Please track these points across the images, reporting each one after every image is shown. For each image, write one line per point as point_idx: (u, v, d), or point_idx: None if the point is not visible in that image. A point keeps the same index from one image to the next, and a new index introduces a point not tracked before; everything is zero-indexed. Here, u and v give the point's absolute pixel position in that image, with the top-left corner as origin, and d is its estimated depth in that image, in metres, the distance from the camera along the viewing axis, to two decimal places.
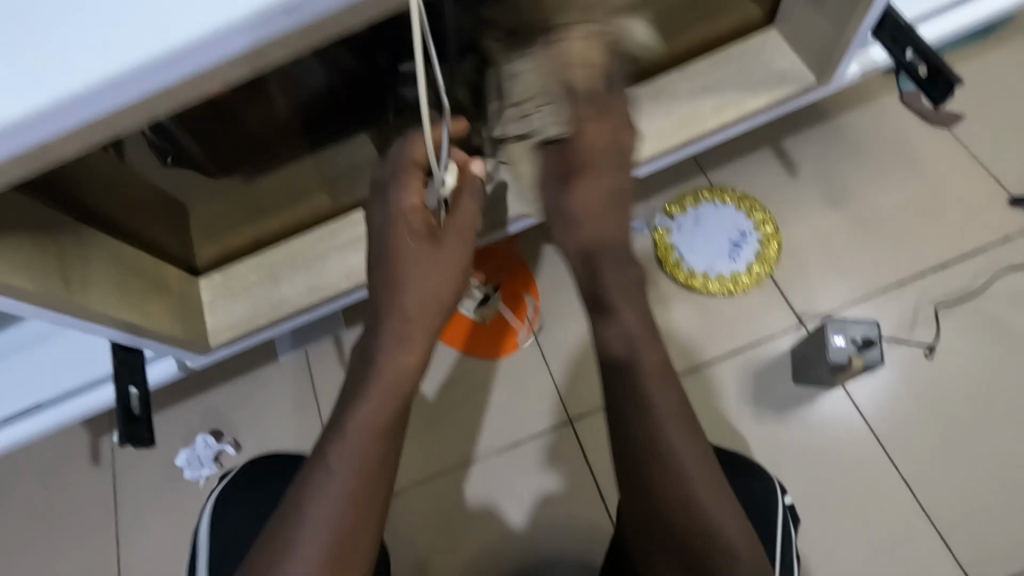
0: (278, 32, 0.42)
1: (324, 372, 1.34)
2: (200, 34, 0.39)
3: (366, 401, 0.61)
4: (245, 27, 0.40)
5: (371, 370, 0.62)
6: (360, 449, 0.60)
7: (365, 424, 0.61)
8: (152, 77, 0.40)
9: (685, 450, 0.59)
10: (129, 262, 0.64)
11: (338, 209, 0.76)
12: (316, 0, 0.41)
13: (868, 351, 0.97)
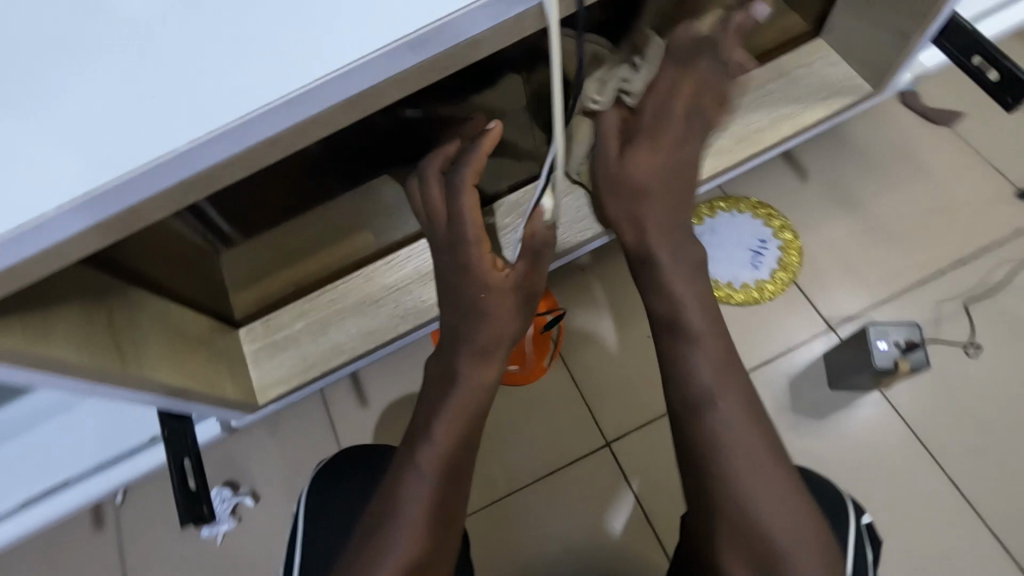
0: (392, 73, 0.37)
1: (343, 411, 1.28)
2: (311, 78, 0.34)
3: (448, 415, 0.60)
4: (359, 68, 0.35)
5: (456, 386, 0.61)
6: (451, 456, 0.59)
7: (451, 437, 0.60)
8: (253, 127, 0.35)
9: (743, 458, 0.60)
10: (176, 318, 0.59)
11: (380, 247, 0.71)
12: (445, 33, 0.36)
13: (913, 353, 0.97)
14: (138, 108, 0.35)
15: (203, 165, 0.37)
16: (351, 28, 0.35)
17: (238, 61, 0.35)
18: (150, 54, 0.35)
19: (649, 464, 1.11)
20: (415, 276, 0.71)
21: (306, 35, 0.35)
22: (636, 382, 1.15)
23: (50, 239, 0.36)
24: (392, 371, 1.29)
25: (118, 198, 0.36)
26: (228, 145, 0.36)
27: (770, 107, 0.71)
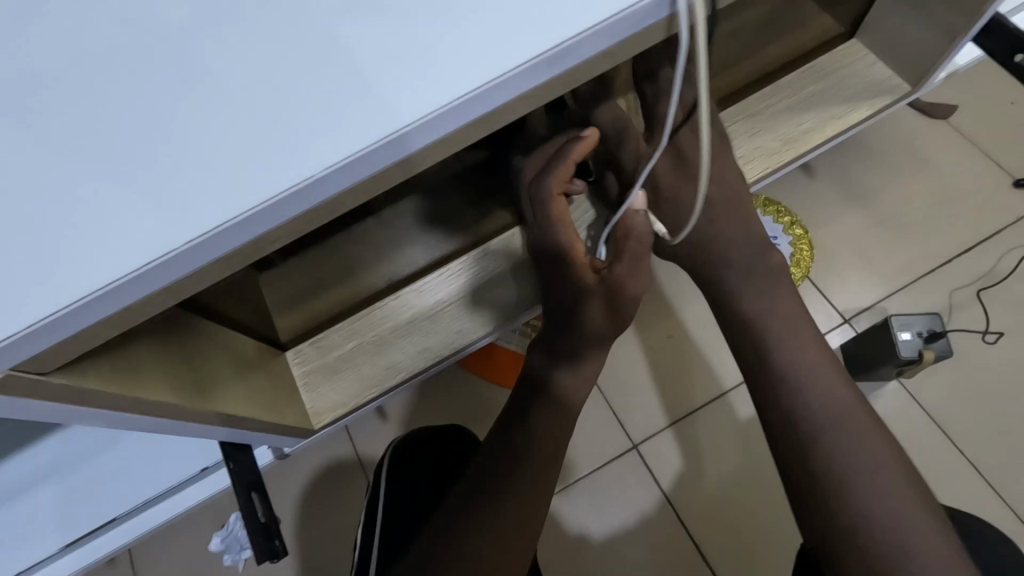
0: (517, 93, 0.36)
1: (363, 429, 1.20)
2: (442, 102, 0.34)
3: (551, 401, 0.64)
4: (490, 91, 0.34)
5: (556, 375, 0.65)
6: (549, 437, 0.64)
7: (551, 422, 0.64)
8: (380, 152, 0.34)
9: (846, 436, 0.62)
10: (238, 346, 0.57)
11: (429, 259, 0.68)
12: (581, 47, 0.35)
13: (936, 342, 0.99)
14: (262, 138, 0.33)
15: (329, 192, 0.35)
16: (480, 52, 0.34)
17: (365, 90, 0.34)
18: (274, 81, 0.34)
19: (679, 461, 1.12)
20: (470, 288, 0.67)
21: (435, 58, 0.34)
22: (664, 382, 1.15)
23: (165, 278, 0.34)
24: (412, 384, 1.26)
25: (244, 230, 0.34)
26: (355, 172, 0.35)
27: (818, 105, 0.71)
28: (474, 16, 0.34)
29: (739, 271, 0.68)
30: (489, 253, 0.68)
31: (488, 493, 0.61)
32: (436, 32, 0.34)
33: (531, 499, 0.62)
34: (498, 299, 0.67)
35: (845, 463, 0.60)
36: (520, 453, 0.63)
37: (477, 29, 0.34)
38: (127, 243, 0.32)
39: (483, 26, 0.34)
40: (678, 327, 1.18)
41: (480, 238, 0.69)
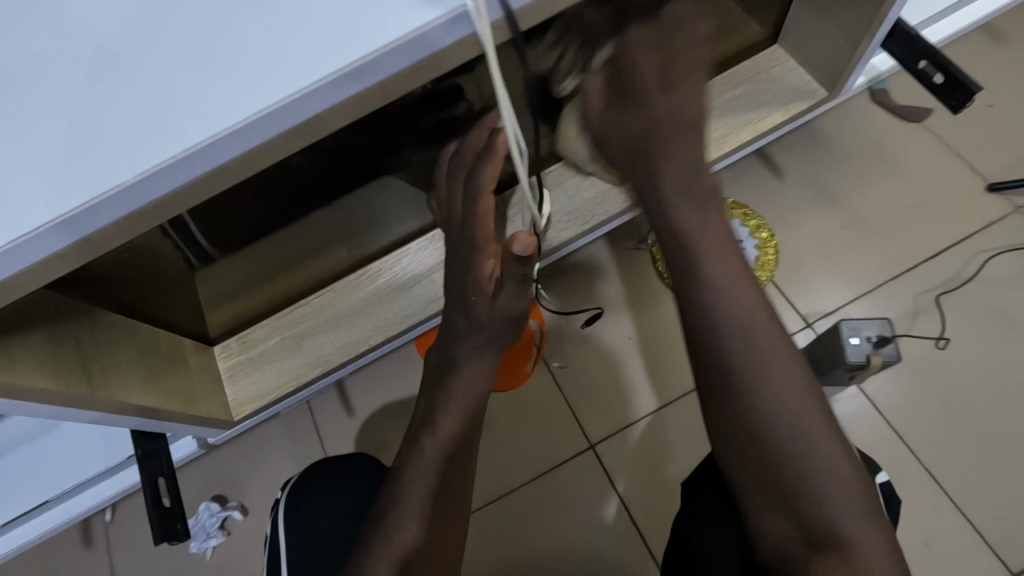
0: (323, 109, 0.38)
1: (328, 421, 1.28)
2: (241, 118, 0.36)
3: (454, 403, 0.68)
4: (286, 107, 0.37)
5: (456, 374, 0.69)
6: (454, 437, 0.66)
7: (452, 420, 0.67)
8: (263, 128, 0.37)
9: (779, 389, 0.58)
10: (148, 338, 0.60)
11: (355, 261, 0.74)
12: (385, 61, 0.36)
13: (884, 348, 0.98)
14: (135, 125, 0.37)
15: (219, 162, 0.38)
16: (276, 70, 0.36)
17: (242, 76, 0.37)
18: (177, 57, 0.37)
19: (636, 464, 1.12)
20: (390, 288, 0.73)
21: (235, 77, 0.36)
22: (619, 383, 1.17)
23: (78, 232, 0.38)
24: (377, 380, 1.28)
25: (139, 194, 0.38)
26: (172, 180, 0.38)
27: (735, 110, 0.72)
28: (272, 40, 0.37)
29: (694, 249, 0.62)
30: (408, 255, 0.74)
31: (393, 488, 0.64)
32: (238, 55, 0.37)
33: (438, 497, 0.63)
34: (417, 298, 0.72)
35: (785, 460, 0.57)
36: (424, 453, 0.65)
37: (276, 52, 0.37)
38: (40, 198, 0.36)
39: (282, 48, 0.36)
40: (637, 329, 1.19)
41: (402, 241, 0.75)
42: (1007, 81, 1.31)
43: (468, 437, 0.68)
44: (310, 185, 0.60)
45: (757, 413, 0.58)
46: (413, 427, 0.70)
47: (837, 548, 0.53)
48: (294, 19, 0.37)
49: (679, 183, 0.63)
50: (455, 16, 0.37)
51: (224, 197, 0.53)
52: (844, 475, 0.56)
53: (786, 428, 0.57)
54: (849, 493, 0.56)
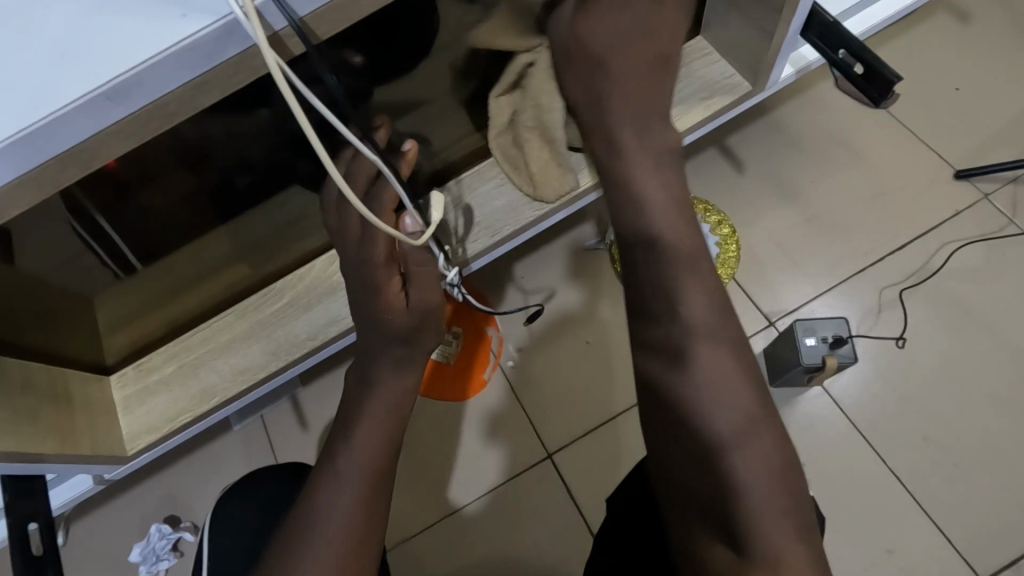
0: (86, 136, 0.32)
1: (282, 434, 1.23)
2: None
3: (366, 424, 0.62)
4: (29, 138, 0.30)
5: (375, 391, 0.63)
6: (367, 463, 0.60)
7: (364, 444, 0.61)
8: (19, 153, 0.31)
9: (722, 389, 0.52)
10: (17, 375, 0.57)
11: (257, 280, 0.71)
12: (150, 83, 0.31)
13: (840, 348, 0.95)
14: None
15: None
16: (6, 95, 0.29)
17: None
18: None
19: (591, 470, 1.11)
20: (291, 306, 0.70)
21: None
22: (575, 391, 1.14)
23: None
24: (331, 392, 1.24)
25: None
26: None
27: None
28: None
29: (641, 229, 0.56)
30: (313, 271, 0.71)
31: (298, 518, 0.59)
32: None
33: (346, 528, 0.58)
34: (320, 317, 0.69)
35: (715, 463, 0.51)
36: (334, 480, 0.60)
37: (4, 70, 0.30)
38: None
39: (13, 66, 0.30)
40: (593, 333, 1.16)
41: (308, 257, 0.72)
42: (975, 63, 1.26)
43: (384, 460, 0.62)
44: (206, 194, 0.58)
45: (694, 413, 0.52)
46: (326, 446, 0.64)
47: (762, 565, 0.48)
48: (21, 28, 0.30)
49: (628, 163, 0.58)
50: (226, 22, 0.30)
51: (110, 202, 0.52)
52: (780, 480, 0.51)
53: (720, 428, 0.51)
54: (784, 509, 0.50)
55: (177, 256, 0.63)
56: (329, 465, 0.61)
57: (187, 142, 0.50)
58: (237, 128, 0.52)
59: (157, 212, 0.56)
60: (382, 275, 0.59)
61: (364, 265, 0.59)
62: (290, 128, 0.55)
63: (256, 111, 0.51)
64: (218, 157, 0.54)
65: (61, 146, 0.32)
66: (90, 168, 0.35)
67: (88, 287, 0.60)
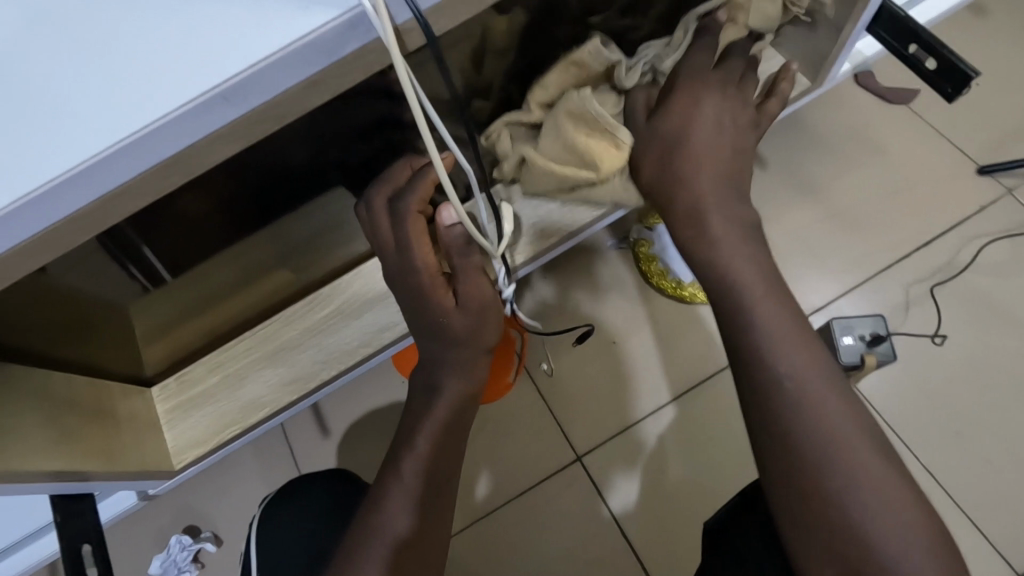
0: (195, 139, 0.30)
1: (304, 441, 1.18)
2: (76, 163, 0.28)
3: (427, 435, 0.60)
4: (141, 142, 0.28)
5: (436, 401, 0.61)
6: (427, 475, 0.59)
7: (424, 456, 0.59)
8: (119, 160, 0.29)
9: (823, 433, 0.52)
10: (64, 388, 0.55)
11: (301, 287, 0.69)
12: (261, 83, 0.29)
13: (878, 346, 0.94)
14: None
15: (73, 206, 0.30)
16: (118, 100, 0.28)
17: (83, 94, 0.28)
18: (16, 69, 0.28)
19: (623, 472, 1.09)
20: (341, 314, 0.68)
21: (63, 112, 0.28)
22: (606, 391, 1.13)
23: None
24: (354, 397, 1.19)
25: None
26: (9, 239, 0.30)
27: None
28: (108, 62, 0.28)
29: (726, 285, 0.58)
30: (361, 276, 0.69)
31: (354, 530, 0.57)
32: (61, 80, 0.28)
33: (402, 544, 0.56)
34: (371, 324, 0.68)
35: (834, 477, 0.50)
36: (390, 493, 0.58)
37: (113, 74, 0.28)
38: None
39: (120, 69, 0.28)
40: (622, 332, 1.15)
41: (353, 263, 0.70)
42: (993, 58, 1.26)
43: (440, 474, 0.60)
44: (247, 200, 0.55)
45: (815, 434, 0.51)
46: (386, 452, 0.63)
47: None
48: (135, 32, 0.29)
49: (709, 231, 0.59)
50: (348, 15, 0.29)
51: (148, 216, 0.49)
52: (900, 498, 0.50)
53: (837, 452, 0.50)
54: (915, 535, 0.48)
55: (222, 265, 0.60)
56: (386, 476, 0.59)
57: (250, 152, 0.48)
58: (299, 131, 0.49)
59: (209, 224, 0.54)
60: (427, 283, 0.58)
61: (408, 274, 0.58)
62: (349, 129, 0.53)
63: (304, 116, 0.47)
64: (275, 163, 0.52)
65: (160, 153, 0.30)
66: (189, 176, 0.33)
67: (118, 296, 0.57)
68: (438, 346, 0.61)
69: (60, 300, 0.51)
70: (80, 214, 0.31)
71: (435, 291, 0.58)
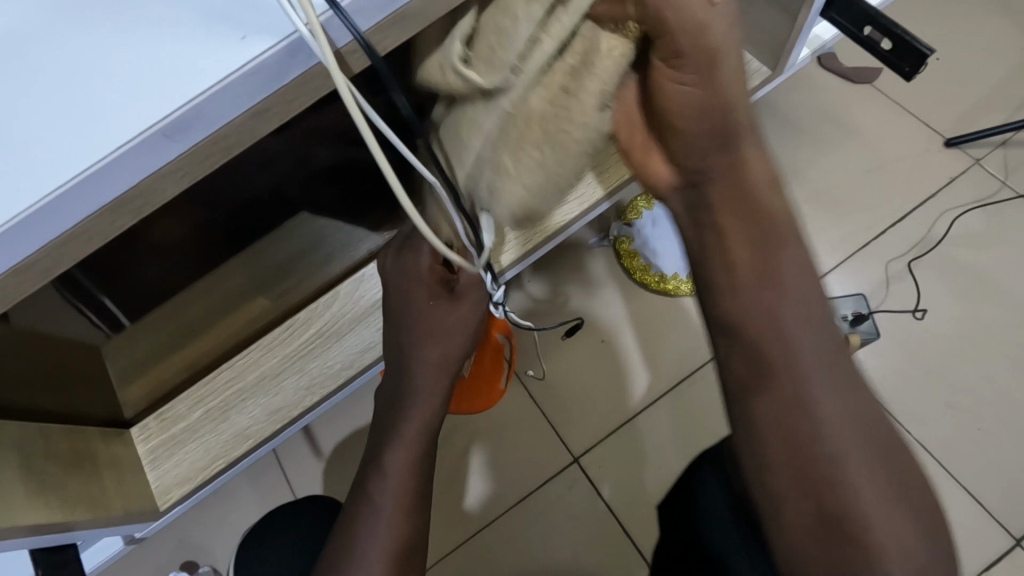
0: (143, 176, 0.30)
1: (298, 465, 1.16)
2: (18, 209, 0.27)
3: (402, 446, 0.60)
4: (89, 182, 0.28)
5: (405, 414, 0.61)
6: (398, 493, 0.59)
7: (398, 468, 0.59)
8: (67, 204, 0.28)
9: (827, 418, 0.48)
10: (43, 438, 0.54)
11: (278, 313, 0.68)
12: (205, 116, 0.29)
13: (862, 325, 1.10)
14: None
15: (25, 254, 0.29)
16: (63, 141, 0.28)
17: (26, 137, 0.28)
18: None
19: (618, 471, 1.09)
20: (321, 338, 0.67)
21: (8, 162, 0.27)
22: (594, 391, 1.13)
23: None
24: (345, 417, 1.17)
25: None
26: None
27: None
28: (49, 105, 0.28)
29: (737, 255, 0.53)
30: (338, 299, 0.68)
31: (340, 550, 0.57)
32: (5, 126, 0.28)
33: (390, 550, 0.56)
34: (352, 345, 0.67)
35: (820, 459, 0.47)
36: (373, 507, 0.58)
37: (55, 114, 0.28)
38: None
39: (63, 113, 0.28)
40: (610, 331, 1.15)
41: (329, 285, 0.69)
42: (949, 33, 1.28)
43: (416, 487, 0.60)
44: (216, 231, 0.54)
45: (793, 405, 0.48)
46: (360, 472, 0.62)
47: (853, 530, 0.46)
48: (73, 73, 0.28)
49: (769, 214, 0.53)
50: (292, 40, 0.29)
51: (107, 265, 0.47)
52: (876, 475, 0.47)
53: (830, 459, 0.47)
54: (900, 523, 0.46)
55: (197, 292, 0.59)
56: (364, 493, 0.59)
57: (213, 188, 0.47)
58: (268, 160, 0.49)
59: (180, 256, 0.53)
60: (428, 278, 0.61)
61: (409, 264, 0.61)
62: (322, 148, 0.53)
63: (272, 142, 0.47)
64: (242, 193, 0.51)
65: (108, 194, 0.29)
66: (142, 214, 0.33)
67: (92, 339, 0.56)
68: (412, 360, 0.61)
69: (27, 349, 0.49)
70: (29, 260, 0.30)
71: (435, 288, 0.62)
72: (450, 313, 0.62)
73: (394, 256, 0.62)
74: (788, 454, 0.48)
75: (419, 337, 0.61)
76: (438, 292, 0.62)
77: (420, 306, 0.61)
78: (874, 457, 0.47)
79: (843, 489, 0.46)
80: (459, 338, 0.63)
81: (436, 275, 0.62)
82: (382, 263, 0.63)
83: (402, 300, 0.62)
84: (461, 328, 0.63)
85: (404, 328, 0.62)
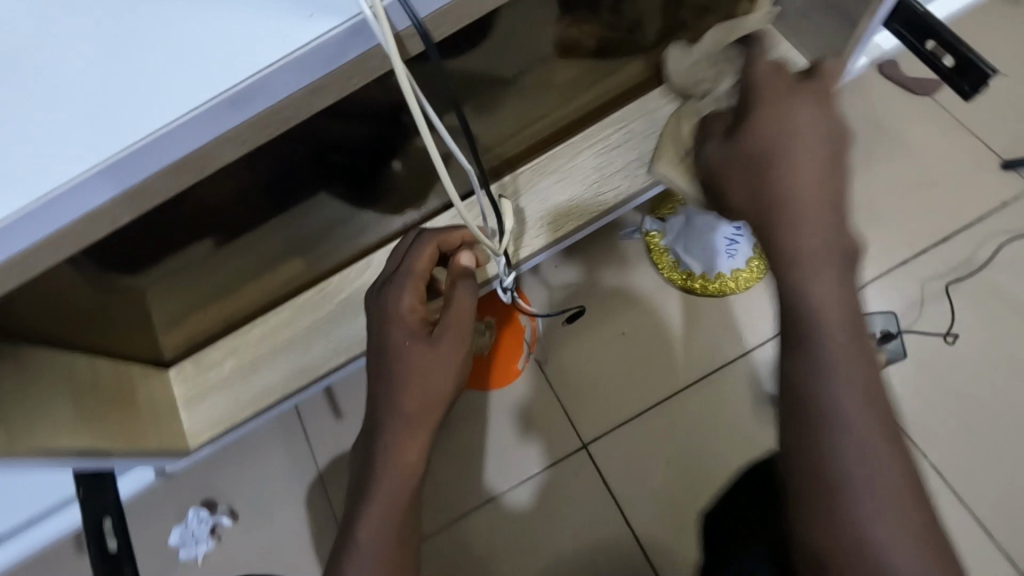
0: (202, 140, 0.32)
1: (317, 422, 1.21)
2: (97, 162, 0.30)
3: (385, 476, 0.57)
4: (156, 142, 0.31)
5: (385, 455, 0.58)
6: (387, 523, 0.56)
7: (388, 488, 0.57)
8: (137, 159, 0.31)
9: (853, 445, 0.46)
10: (88, 373, 0.58)
11: (313, 275, 0.71)
12: (267, 88, 0.31)
13: (887, 345, 1.01)
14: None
15: (93, 204, 0.32)
16: (132, 104, 0.30)
17: (103, 97, 0.30)
18: (40, 66, 0.30)
19: (629, 461, 1.05)
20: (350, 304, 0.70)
21: (90, 118, 0.30)
22: (613, 378, 1.09)
23: None
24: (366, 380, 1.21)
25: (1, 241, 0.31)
26: (34, 233, 0.32)
27: None
28: (127, 68, 0.30)
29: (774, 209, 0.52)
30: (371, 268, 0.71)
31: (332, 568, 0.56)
32: (87, 87, 0.30)
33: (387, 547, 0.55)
34: None
35: (842, 500, 0.46)
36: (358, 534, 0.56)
37: (129, 76, 0.30)
38: None
39: (138, 78, 0.30)
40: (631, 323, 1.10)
41: (361, 254, 0.72)
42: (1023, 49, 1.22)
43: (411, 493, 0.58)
44: (262, 197, 0.56)
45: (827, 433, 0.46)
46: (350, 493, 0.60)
47: None
48: (150, 38, 0.30)
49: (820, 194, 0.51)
50: (355, 22, 0.31)
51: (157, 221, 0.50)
52: (908, 510, 0.45)
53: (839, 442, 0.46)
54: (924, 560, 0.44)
55: (242, 251, 0.62)
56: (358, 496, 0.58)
57: (267, 160, 0.49)
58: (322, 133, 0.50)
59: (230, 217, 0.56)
60: (411, 318, 0.60)
61: (392, 304, 0.60)
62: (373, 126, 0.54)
63: (329, 118, 0.49)
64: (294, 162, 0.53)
65: (176, 150, 0.32)
66: (203, 174, 0.35)
67: (142, 284, 0.58)
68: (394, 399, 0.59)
69: (86, 291, 0.53)
70: (101, 209, 0.33)
71: (416, 329, 0.60)
72: (435, 354, 0.60)
73: (379, 296, 0.61)
74: (820, 500, 0.46)
75: (398, 385, 0.58)
76: (419, 332, 0.60)
77: (399, 347, 0.59)
78: (906, 518, 0.45)
79: (867, 514, 0.45)
80: (449, 382, 0.61)
81: (418, 316, 0.61)
82: (367, 304, 0.62)
83: (379, 344, 0.60)
84: (444, 366, 0.60)
85: (381, 370, 0.60)
